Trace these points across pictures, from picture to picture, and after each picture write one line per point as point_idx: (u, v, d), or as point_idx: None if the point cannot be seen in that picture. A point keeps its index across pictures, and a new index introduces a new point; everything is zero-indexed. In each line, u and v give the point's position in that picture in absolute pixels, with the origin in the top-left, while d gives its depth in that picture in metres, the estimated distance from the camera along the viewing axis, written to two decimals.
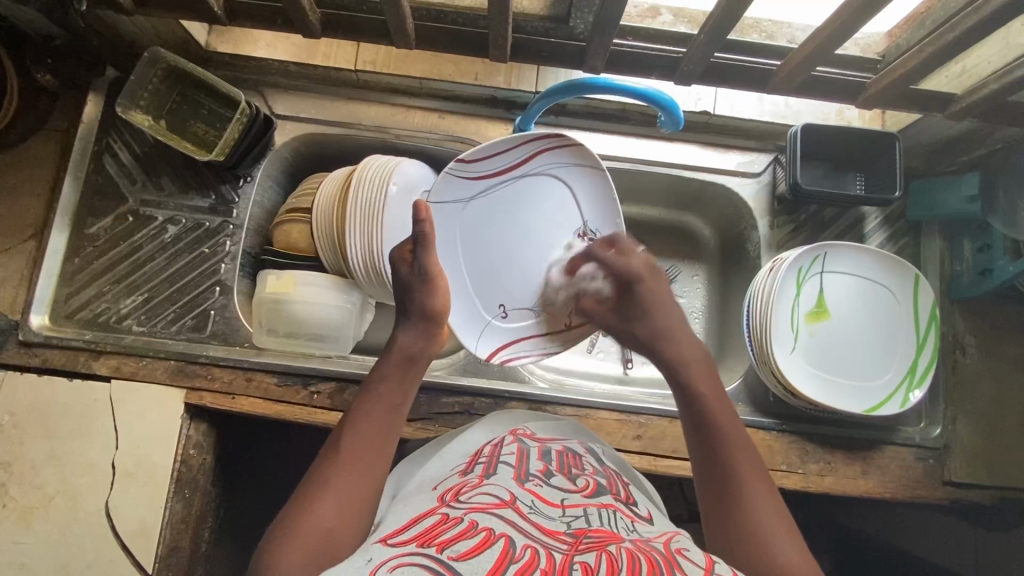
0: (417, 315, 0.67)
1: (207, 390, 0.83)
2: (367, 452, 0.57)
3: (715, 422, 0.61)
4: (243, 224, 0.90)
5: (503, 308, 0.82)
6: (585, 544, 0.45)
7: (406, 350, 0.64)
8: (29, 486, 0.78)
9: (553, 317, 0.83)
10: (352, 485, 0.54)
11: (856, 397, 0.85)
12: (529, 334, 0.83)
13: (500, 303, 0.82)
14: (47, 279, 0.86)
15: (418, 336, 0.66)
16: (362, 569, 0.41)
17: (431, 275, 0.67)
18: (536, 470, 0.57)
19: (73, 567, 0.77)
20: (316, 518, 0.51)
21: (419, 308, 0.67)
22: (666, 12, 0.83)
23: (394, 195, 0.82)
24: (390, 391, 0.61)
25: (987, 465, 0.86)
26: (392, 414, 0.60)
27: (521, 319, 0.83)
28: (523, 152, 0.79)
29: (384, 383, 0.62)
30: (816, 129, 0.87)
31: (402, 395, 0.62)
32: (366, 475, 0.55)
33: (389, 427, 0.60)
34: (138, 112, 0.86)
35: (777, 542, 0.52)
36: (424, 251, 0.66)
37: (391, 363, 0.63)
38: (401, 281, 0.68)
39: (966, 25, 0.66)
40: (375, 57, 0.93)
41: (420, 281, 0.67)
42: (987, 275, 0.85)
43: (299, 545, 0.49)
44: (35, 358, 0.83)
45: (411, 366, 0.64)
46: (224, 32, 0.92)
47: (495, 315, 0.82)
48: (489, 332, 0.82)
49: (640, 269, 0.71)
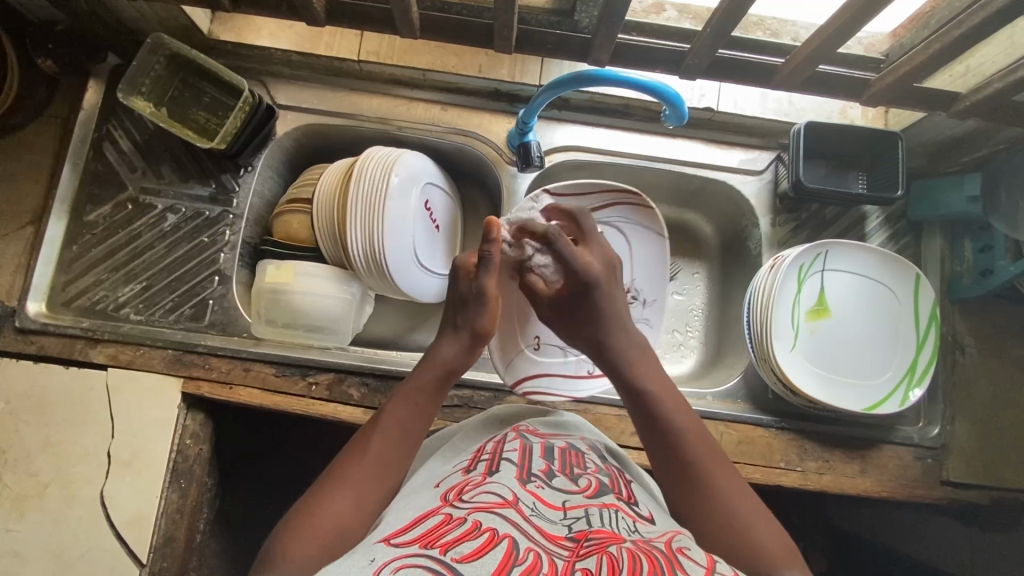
0: (465, 330, 0.67)
1: (204, 379, 0.83)
2: (388, 455, 0.57)
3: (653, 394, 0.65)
4: (243, 213, 0.89)
5: (536, 341, 0.86)
6: (586, 548, 0.45)
7: (443, 363, 0.65)
8: (24, 474, 0.78)
9: (581, 362, 0.86)
10: (364, 483, 0.54)
11: (855, 395, 0.85)
12: (560, 371, 0.86)
13: (537, 336, 0.86)
14: (44, 265, 0.85)
15: (460, 352, 0.66)
16: (365, 569, 0.41)
17: (488, 297, 0.66)
18: (539, 470, 0.56)
19: (67, 557, 0.76)
20: (326, 510, 0.51)
21: (470, 325, 0.67)
22: (670, 9, 0.83)
23: (397, 186, 0.82)
24: (422, 401, 0.62)
25: (984, 465, 0.86)
26: (417, 424, 0.61)
27: (552, 355, 0.86)
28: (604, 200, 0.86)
29: (418, 392, 0.62)
30: (820, 126, 0.87)
31: (432, 408, 0.62)
32: (381, 477, 0.56)
33: (412, 436, 0.60)
34: (140, 98, 0.85)
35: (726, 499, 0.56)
36: (489, 273, 0.66)
37: (427, 373, 0.64)
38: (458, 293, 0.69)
39: (973, 22, 0.66)
40: (379, 48, 0.91)
41: (476, 299, 0.66)
42: (988, 275, 0.85)
43: (309, 535, 0.49)
44: (30, 345, 0.82)
45: (449, 379, 0.64)
46: (228, 21, 0.92)
47: (528, 345, 0.85)
48: (522, 360, 0.85)
49: (598, 273, 0.71)
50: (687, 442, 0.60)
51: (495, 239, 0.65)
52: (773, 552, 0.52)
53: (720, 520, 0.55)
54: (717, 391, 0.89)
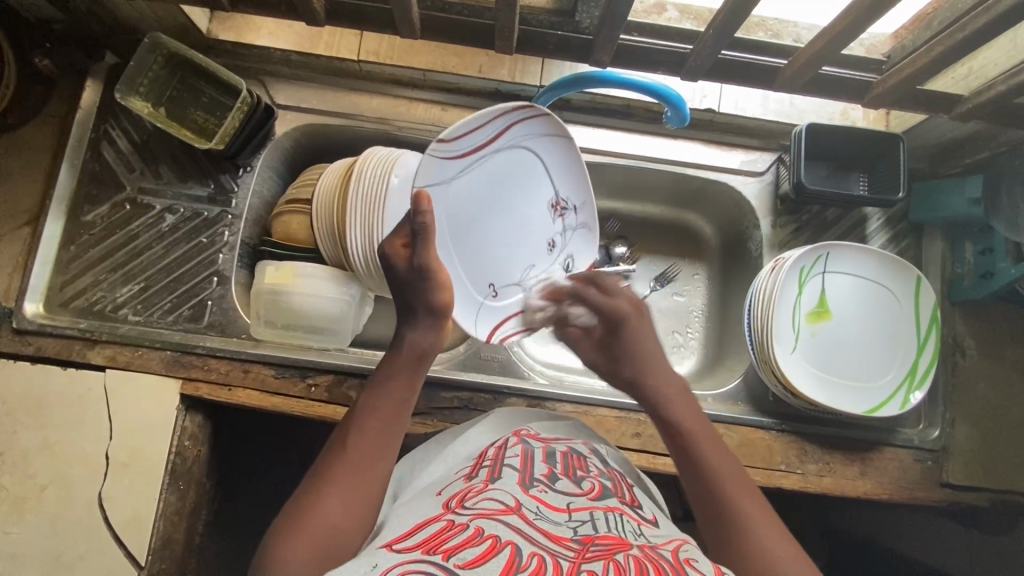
0: (423, 312, 0.62)
1: (203, 380, 0.82)
2: (373, 452, 0.56)
3: (685, 426, 0.62)
4: (242, 214, 0.89)
5: (493, 288, 0.76)
6: (592, 552, 0.45)
7: (418, 349, 0.62)
8: (21, 476, 0.77)
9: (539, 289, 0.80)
10: (351, 486, 0.53)
11: (857, 398, 0.84)
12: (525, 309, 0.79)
13: (490, 283, 0.75)
14: (42, 265, 0.85)
15: (428, 332, 0.63)
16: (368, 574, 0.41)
17: (433, 272, 0.60)
18: (541, 474, 0.56)
19: (65, 559, 0.76)
20: (316, 514, 0.51)
21: (424, 304, 0.62)
22: (671, 9, 0.83)
23: (397, 187, 0.80)
24: (398, 388, 0.60)
25: (984, 467, 0.86)
26: (399, 413, 0.59)
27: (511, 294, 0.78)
28: (496, 127, 0.69)
29: (392, 379, 0.60)
30: (821, 127, 0.86)
31: (410, 393, 0.60)
32: (368, 478, 0.55)
33: (396, 427, 0.58)
34: (138, 98, 0.85)
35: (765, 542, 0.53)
36: (427, 246, 0.59)
37: (400, 360, 0.61)
38: (398, 279, 0.62)
39: (973, 26, 0.66)
40: (379, 48, 0.91)
41: (420, 277, 0.61)
42: (988, 277, 0.85)
43: (301, 539, 0.49)
44: (28, 346, 0.82)
45: (422, 364, 0.62)
46: (226, 20, 0.91)
47: (487, 296, 0.76)
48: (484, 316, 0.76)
49: (626, 310, 0.67)
50: (722, 482, 0.57)
51: (429, 211, 0.57)
52: None
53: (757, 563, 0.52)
54: (718, 394, 0.89)
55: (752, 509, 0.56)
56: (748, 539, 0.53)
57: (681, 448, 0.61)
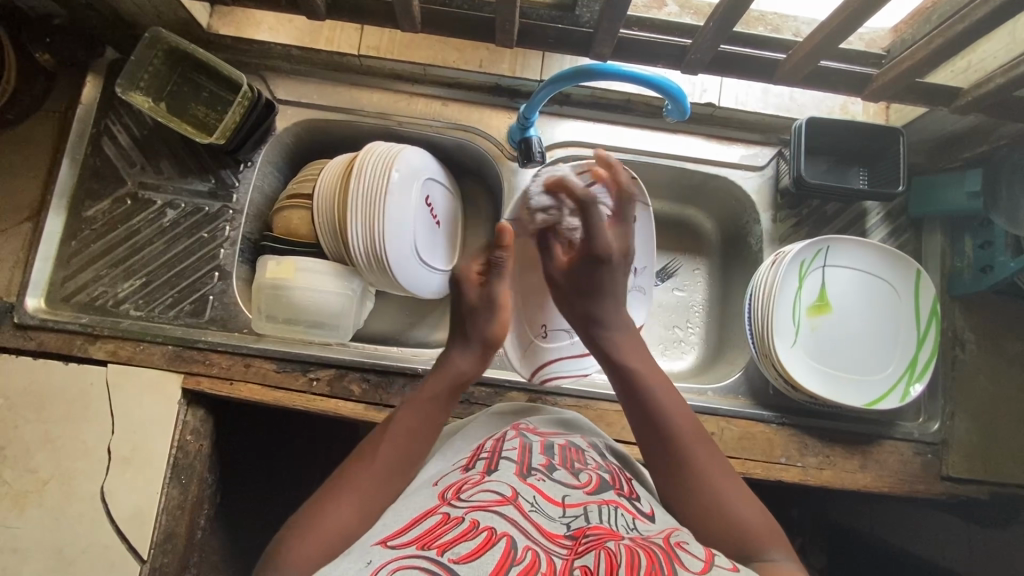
0: (476, 340, 0.69)
1: (204, 375, 0.82)
2: (400, 460, 0.59)
3: (637, 371, 0.66)
4: (243, 209, 0.89)
5: (543, 329, 0.83)
6: (585, 545, 0.45)
7: (456, 372, 0.67)
8: (23, 471, 0.77)
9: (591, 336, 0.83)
10: (372, 487, 0.56)
11: (855, 391, 0.85)
12: (567, 353, 0.83)
13: (543, 324, 0.83)
14: (43, 261, 0.85)
15: (472, 360, 0.68)
16: (362, 571, 0.42)
17: (498, 305, 0.69)
18: (538, 464, 0.56)
19: (67, 553, 0.76)
20: (330, 510, 0.53)
21: (480, 335, 0.69)
22: (672, 4, 0.83)
23: (397, 181, 0.82)
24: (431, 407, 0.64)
25: (983, 460, 0.86)
26: (427, 428, 0.62)
27: (559, 339, 0.83)
28: None
29: (427, 398, 0.64)
30: (821, 122, 0.87)
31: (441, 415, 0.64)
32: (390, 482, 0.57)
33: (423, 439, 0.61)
34: (138, 93, 0.85)
35: (710, 484, 0.57)
36: (499, 280, 0.69)
37: (438, 381, 0.66)
38: (466, 304, 0.70)
39: (973, 18, 0.66)
40: (379, 42, 0.91)
41: (486, 309, 0.69)
42: (988, 271, 0.85)
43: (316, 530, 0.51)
44: (30, 341, 0.82)
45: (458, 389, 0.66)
46: (227, 14, 0.91)
47: (536, 336, 0.84)
48: (533, 351, 0.84)
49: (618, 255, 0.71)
50: (675, 427, 0.61)
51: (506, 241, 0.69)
52: (756, 534, 0.54)
53: (705, 507, 0.56)
54: (718, 387, 0.89)
55: (717, 468, 0.59)
56: (696, 484, 0.58)
57: (631, 392, 0.65)
